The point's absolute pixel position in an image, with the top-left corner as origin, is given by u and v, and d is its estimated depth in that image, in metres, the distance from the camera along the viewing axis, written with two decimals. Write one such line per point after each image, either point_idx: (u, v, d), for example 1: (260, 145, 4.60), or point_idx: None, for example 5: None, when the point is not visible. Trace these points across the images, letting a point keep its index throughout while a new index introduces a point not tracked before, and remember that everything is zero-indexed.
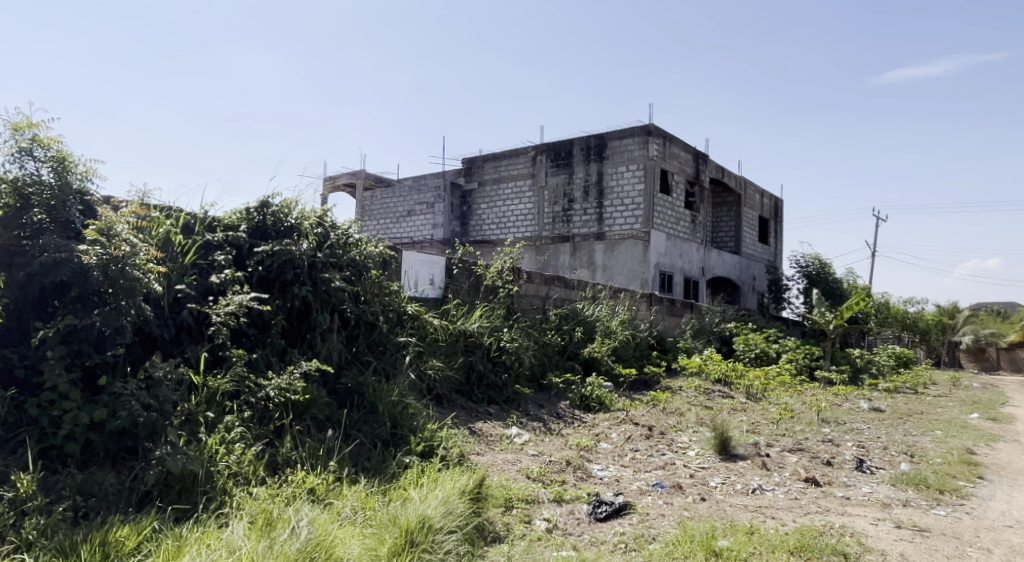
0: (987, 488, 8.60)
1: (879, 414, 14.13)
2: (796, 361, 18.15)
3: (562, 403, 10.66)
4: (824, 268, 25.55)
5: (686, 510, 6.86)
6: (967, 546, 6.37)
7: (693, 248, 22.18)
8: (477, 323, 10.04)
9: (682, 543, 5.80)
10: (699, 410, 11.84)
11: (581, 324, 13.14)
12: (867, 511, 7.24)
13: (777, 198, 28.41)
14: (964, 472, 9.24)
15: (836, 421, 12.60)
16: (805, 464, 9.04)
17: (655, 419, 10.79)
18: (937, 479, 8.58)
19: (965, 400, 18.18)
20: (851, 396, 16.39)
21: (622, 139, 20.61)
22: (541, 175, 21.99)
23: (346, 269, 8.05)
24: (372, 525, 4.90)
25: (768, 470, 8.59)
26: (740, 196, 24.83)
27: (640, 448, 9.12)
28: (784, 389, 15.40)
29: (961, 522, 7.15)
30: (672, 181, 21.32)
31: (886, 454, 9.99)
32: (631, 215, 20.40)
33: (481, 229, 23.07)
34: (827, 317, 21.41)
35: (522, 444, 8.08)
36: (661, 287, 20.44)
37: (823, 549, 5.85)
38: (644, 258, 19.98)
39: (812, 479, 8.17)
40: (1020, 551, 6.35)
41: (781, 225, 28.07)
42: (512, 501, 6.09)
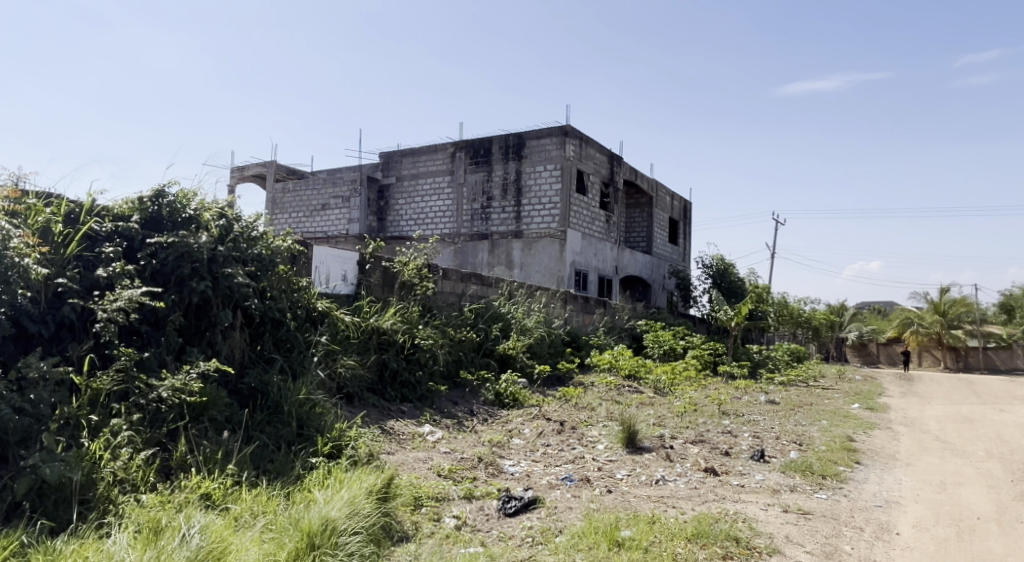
0: (864, 472, 9.28)
1: (774, 406, 14.95)
2: (702, 357, 18.91)
3: (477, 400, 10.74)
4: (728, 268, 26.70)
5: (592, 503, 7.07)
6: (843, 526, 6.87)
7: (608, 248, 22.68)
8: (391, 321, 9.95)
9: (587, 534, 5.98)
10: (609, 405, 12.18)
11: (497, 321, 13.23)
12: (759, 497, 7.68)
13: (686, 200, 29.40)
14: (846, 458, 9.92)
15: (735, 413, 13.23)
16: (705, 454, 9.47)
17: (566, 413, 11.03)
18: (822, 465, 9.18)
19: (850, 392, 19.46)
20: (750, 389, 17.24)
21: (540, 138, 20.86)
22: (459, 172, 21.98)
23: (250, 263, 7.86)
24: (272, 530, 4.83)
25: (670, 462, 8.94)
26: (652, 197, 25.58)
27: (551, 443, 9.31)
28: (689, 382, 16.04)
29: (840, 504, 7.69)
30: (588, 181, 21.74)
31: (778, 443, 10.60)
32: (548, 214, 20.68)
33: (398, 225, 22.90)
34: (729, 315, 22.39)
35: (434, 441, 8.11)
36: (576, 285, 20.80)
37: (716, 535, 6.17)
38: (561, 256, 20.29)
39: (711, 469, 8.57)
40: (888, 528, 6.92)
41: (690, 226, 29.11)
42: (421, 499, 6.14)
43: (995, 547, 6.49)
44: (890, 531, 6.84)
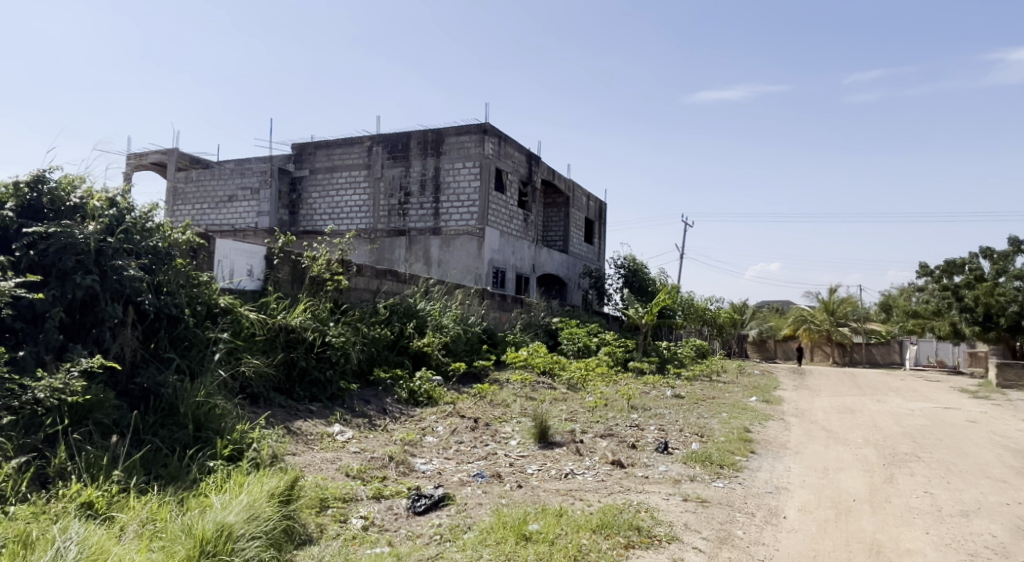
0: (758, 461, 9.79)
1: (679, 400, 15.50)
2: (614, 354, 19.36)
3: (390, 398, 10.61)
4: (640, 267, 27.43)
5: (502, 498, 7.14)
6: (737, 512, 7.27)
7: (525, 246, 22.85)
8: (300, 317, 9.71)
9: (495, 530, 6.03)
10: (523, 401, 12.31)
11: (412, 318, 13.08)
12: (662, 487, 7.96)
13: (602, 201, 29.95)
14: (742, 447, 10.43)
15: (643, 407, 13.64)
16: (613, 448, 9.72)
17: (481, 410, 11.06)
18: (720, 455, 9.62)
19: (749, 386, 20.40)
20: (658, 384, 17.78)
21: (459, 135, 20.81)
22: (376, 166, 21.64)
23: (143, 257, 7.51)
24: (164, 537, 4.66)
25: (579, 455, 9.13)
26: (569, 197, 25.93)
27: (465, 440, 9.32)
28: (601, 378, 16.38)
29: (735, 492, 8.10)
30: (506, 180, 21.84)
31: (681, 435, 11.00)
32: (467, 212, 20.65)
33: (310, 219, 22.37)
34: (640, 313, 23.00)
35: (344, 441, 7.99)
36: (494, 283, 20.85)
37: (620, 525, 6.38)
38: (479, 254, 20.31)
39: (618, 462, 8.81)
40: (776, 513, 7.36)
41: (605, 226, 29.69)
42: (327, 501, 6.04)
43: (868, 526, 7.07)
44: (778, 515, 7.30)
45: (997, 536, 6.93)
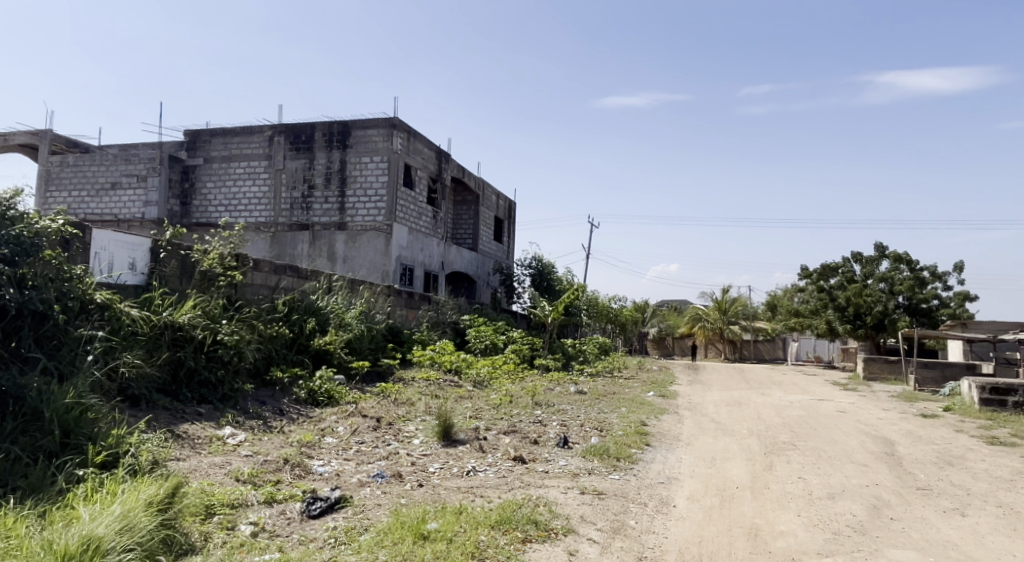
0: (653, 453, 10.11)
1: (582, 396, 15.79)
2: (520, 352, 19.49)
3: (287, 399, 10.26)
4: (548, 266, 27.72)
5: (401, 498, 7.02)
6: (630, 503, 7.50)
7: (434, 243, 22.63)
8: (188, 314, 9.24)
9: (393, 530, 5.92)
10: (428, 399, 12.20)
11: (313, 316, 12.70)
12: (561, 481, 8.08)
13: (511, 200, 30.03)
14: (638, 440, 10.74)
15: (547, 404, 13.81)
16: (516, 444, 9.77)
17: (384, 410, 10.87)
18: (617, 448, 9.87)
19: (648, 381, 21.04)
20: (562, 380, 18.03)
21: (366, 129, 20.39)
22: (278, 157, 20.91)
23: (6, 247, 6.95)
24: (24, 552, 4.32)
25: (482, 452, 9.12)
26: (479, 196, 25.87)
27: (366, 440, 9.13)
28: (507, 375, 16.44)
29: (629, 483, 8.34)
30: (415, 176, 21.57)
31: (581, 430, 11.21)
32: (374, 207, 20.26)
33: (205, 210, 21.39)
34: (546, 311, 23.25)
35: (236, 445, 7.66)
36: (402, 280, 20.55)
37: (519, 520, 6.42)
38: (386, 250, 19.97)
39: (519, 457, 8.86)
40: (667, 502, 7.66)
41: (514, 225, 29.82)
42: (213, 508, 5.78)
43: (748, 512, 7.47)
44: (668, 505, 7.60)
45: (858, 516, 7.49)
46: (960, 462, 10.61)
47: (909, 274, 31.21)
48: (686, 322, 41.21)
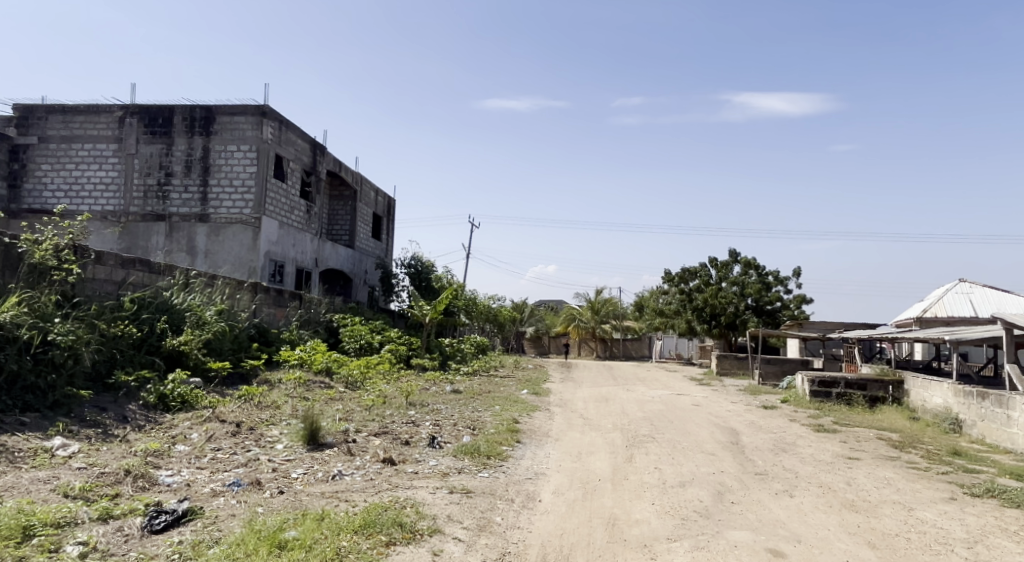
0: (523, 450, 10.15)
1: (456, 395, 15.67)
2: (396, 352, 19.07)
3: (133, 405, 9.45)
4: (426, 264, 27.36)
5: (259, 506, 6.59)
6: (497, 499, 7.47)
7: (306, 239, 21.73)
8: (11, 312, 8.30)
9: (247, 541, 5.52)
10: (295, 402, 11.64)
11: (166, 315, 11.82)
12: (429, 482, 7.90)
13: (391, 197, 29.37)
14: (509, 438, 10.75)
15: (420, 403, 13.58)
16: (386, 445, 9.48)
17: (245, 414, 10.24)
18: (488, 446, 9.82)
19: (522, 380, 21.24)
20: (438, 380, 17.81)
21: (233, 115, 19.29)
22: (130, 141, 19.37)
23: None
24: None
25: (350, 455, 8.77)
26: (356, 191, 25.09)
27: (223, 447, 8.54)
28: (382, 376, 16.01)
29: (498, 480, 8.29)
30: (287, 168, 20.62)
31: (454, 429, 11.07)
32: (240, 199, 19.19)
33: (42, 196, 19.48)
34: (424, 310, 22.87)
35: (68, 457, 6.94)
36: (270, 276, 19.58)
37: (383, 523, 6.19)
38: (253, 245, 18.98)
39: (389, 459, 8.59)
40: (533, 498, 7.68)
41: (392, 222, 29.19)
42: (33, 529, 5.20)
43: (608, 503, 7.64)
44: (534, 499, 7.62)
45: (705, 501, 7.84)
46: (793, 448, 11.42)
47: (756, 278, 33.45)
48: (563, 321, 42.16)
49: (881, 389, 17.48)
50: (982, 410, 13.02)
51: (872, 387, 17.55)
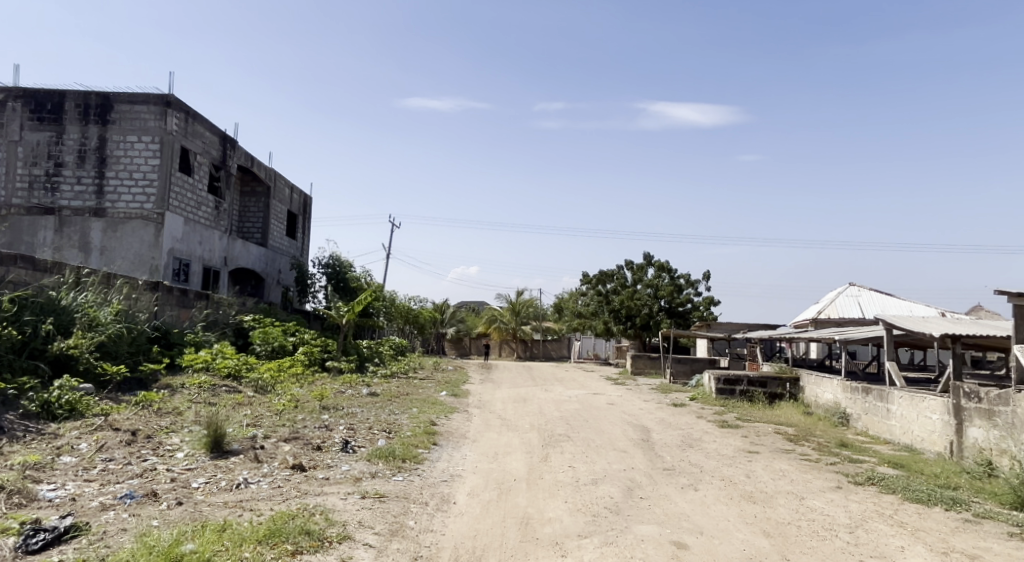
0: (438, 452, 9.96)
1: (373, 397, 15.31)
2: (311, 354, 18.45)
3: (13, 415, 8.72)
4: (343, 263, 26.61)
5: (153, 519, 6.15)
6: (410, 503, 7.25)
7: (215, 237, 20.76)
8: None
9: (140, 556, 5.13)
10: (199, 407, 11.06)
11: (53, 317, 11.03)
12: (341, 487, 7.60)
13: (307, 194, 28.46)
14: (425, 440, 10.52)
15: (335, 407, 13.17)
16: (296, 451, 9.10)
17: (142, 422, 9.62)
18: (403, 449, 9.57)
19: (441, 381, 20.98)
20: (354, 383, 17.35)
21: (133, 104, 18.22)
22: (14, 128, 18.07)
23: None
24: None
25: (258, 462, 8.35)
26: (270, 187, 24.14)
27: (116, 457, 7.97)
28: (296, 379, 15.44)
29: (412, 483, 8.07)
30: (194, 161, 19.63)
31: (368, 433, 10.75)
32: (141, 193, 18.14)
33: None
34: (341, 312, 22.25)
35: None
36: (174, 275, 18.59)
37: (289, 532, 5.88)
38: (155, 242, 17.99)
39: (298, 466, 8.22)
40: (447, 500, 7.52)
41: (309, 220, 28.29)
42: None
43: (522, 502, 7.55)
44: (448, 502, 7.45)
45: (616, 497, 7.87)
46: (699, 444, 11.69)
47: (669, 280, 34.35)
48: (485, 323, 42.05)
49: (780, 385, 18.23)
50: (866, 403, 13.73)
51: (771, 384, 18.29)
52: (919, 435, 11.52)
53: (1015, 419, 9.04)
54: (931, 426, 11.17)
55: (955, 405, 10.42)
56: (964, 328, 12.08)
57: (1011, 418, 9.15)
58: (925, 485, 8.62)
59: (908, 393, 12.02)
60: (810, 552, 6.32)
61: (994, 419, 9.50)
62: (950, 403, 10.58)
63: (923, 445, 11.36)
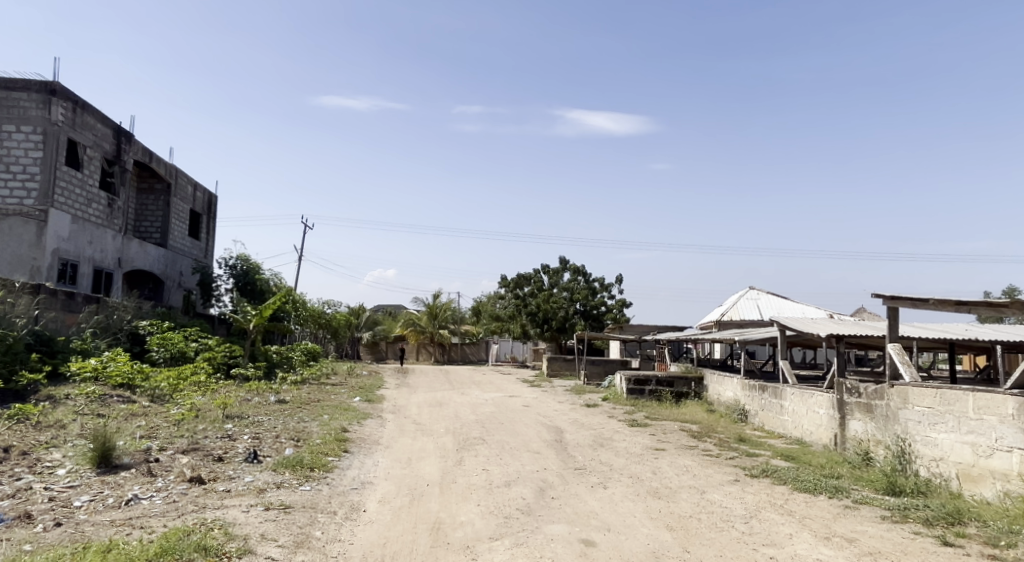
0: (348, 459, 9.76)
1: (281, 405, 14.83)
2: (214, 360, 17.67)
3: None
4: (251, 266, 25.35)
5: (28, 543, 5.75)
6: (318, 513, 7.07)
7: (107, 236, 19.62)
8: None
9: None
10: (86, 419, 10.42)
11: None
12: (243, 500, 7.32)
13: (212, 193, 27.31)
14: (336, 447, 10.29)
15: (239, 416, 12.68)
16: (194, 463, 8.70)
17: (19, 437, 8.97)
18: (311, 458, 9.32)
19: (354, 386, 20.57)
20: (261, 390, 16.77)
21: (11, 91, 17.03)
22: None
23: None
24: None
25: (151, 476, 7.93)
26: (170, 185, 23.02)
27: None
28: (199, 386, 14.77)
29: (320, 493, 7.87)
30: (83, 155, 18.51)
31: (275, 442, 10.42)
32: (21, 188, 16.97)
33: None
34: (248, 316, 21.44)
35: None
36: (59, 276, 17.46)
37: (183, 548, 5.62)
38: (37, 242, 16.86)
39: (196, 478, 7.87)
40: (356, 508, 7.38)
41: (214, 220, 27.16)
42: None
43: (434, 507, 7.49)
44: (357, 510, 7.31)
45: (528, 498, 7.93)
46: (609, 443, 11.94)
47: (585, 283, 35.03)
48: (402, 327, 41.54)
49: (686, 385, 18.87)
50: (762, 400, 14.40)
51: (678, 383, 18.91)
52: (808, 428, 12.17)
53: (889, 411, 9.68)
54: (818, 420, 11.81)
55: (838, 400, 11.07)
56: (848, 328, 12.84)
57: (885, 411, 9.79)
58: (812, 475, 9.12)
59: (798, 390, 12.68)
60: (708, 543, 6.55)
61: (872, 412, 10.14)
62: (834, 398, 11.22)
63: (812, 438, 12.00)
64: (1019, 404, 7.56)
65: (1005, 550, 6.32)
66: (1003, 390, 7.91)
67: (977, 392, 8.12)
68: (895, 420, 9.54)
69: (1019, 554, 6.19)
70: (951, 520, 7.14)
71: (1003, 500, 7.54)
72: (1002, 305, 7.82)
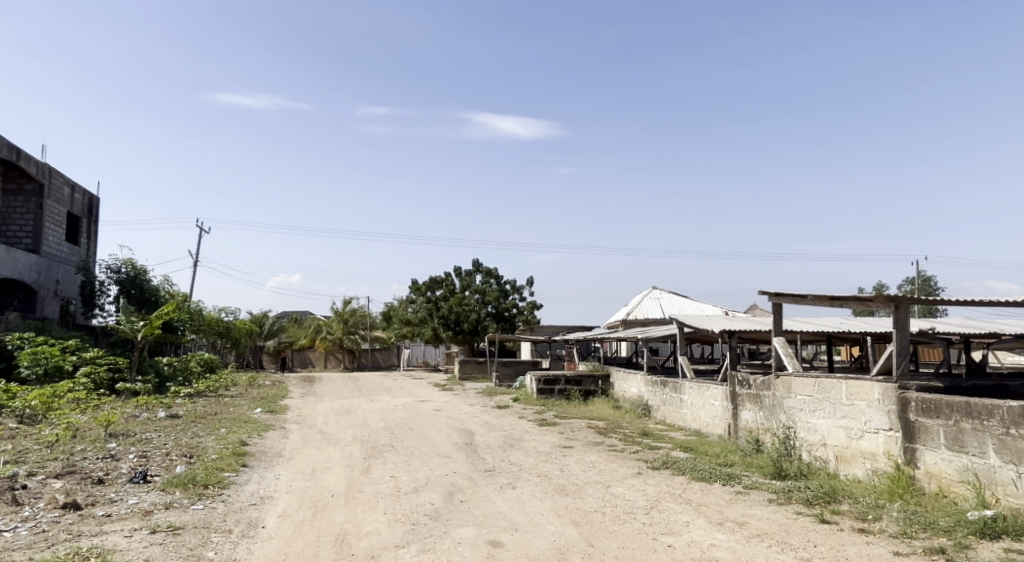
0: (247, 473, 9.42)
1: (174, 420, 14.15)
2: (94, 375, 16.57)
3: None
4: (139, 273, 23.81)
5: None
6: (211, 532, 6.78)
7: None
8: None
9: None
10: None
11: None
12: (126, 524, 6.93)
13: (94, 195, 25.63)
14: (233, 462, 9.90)
15: (125, 434, 11.98)
16: (69, 487, 8.17)
17: None
18: (205, 475, 8.93)
19: (256, 398, 19.78)
20: (149, 405, 15.84)
21: None
22: None
23: None
24: None
25: (17, 506, 7.38)
26: (42, 185, 21.42)
27: None
28: (78, 403, 13.83)
29: (214, 511, 7.57)
30: None
31: (165, 460, 9.93)
32: None
33: None
34: (134, 327, 20.10)
35: None
36: None
37: None
38: None
39: (71, 504, 7.39)
40: (254, 524, 7.15)
41: (95, 224, 25.52)
42: None
43: (338, 519, 7.34)
44: (256, 527, 7.08)
45: (435, 503, 7.89)
46: (518, 443, 12.04)
47: (496, 286, 35.26)
48: (312, 334, 40.49)
49: (593, 383, 19.28)
50: (664, 395, 14.87)
51: (586, 382, 19.28)
52: (705, 420, 12.67)
53: (774, 400, 10.24)
54: (715, 412, 12.32)
55: (731, 392, 11.59)
56: (739, 324, 13.44)
57: (772, 400, 10.34)
58: (707, 464, 9.52)
59: (695, 384, 13.23)
60: (611, 536, 6.70)
61: (761, 401, 10.68)
62: (727, 391, 11.74)
63: (709, 429, 12.51)
64: (884, 389, 8.14)
65: (873, 523, 6.78)
66: (870, 377, 8.50)
67: (849, 379, 8.68)
68: (781, 408, 10.07)
69: (884, 526, 6.66)
70: (829, 499, 7.60)
71: (872, 477, 8.12)
72: (869, 299, 8.36)
